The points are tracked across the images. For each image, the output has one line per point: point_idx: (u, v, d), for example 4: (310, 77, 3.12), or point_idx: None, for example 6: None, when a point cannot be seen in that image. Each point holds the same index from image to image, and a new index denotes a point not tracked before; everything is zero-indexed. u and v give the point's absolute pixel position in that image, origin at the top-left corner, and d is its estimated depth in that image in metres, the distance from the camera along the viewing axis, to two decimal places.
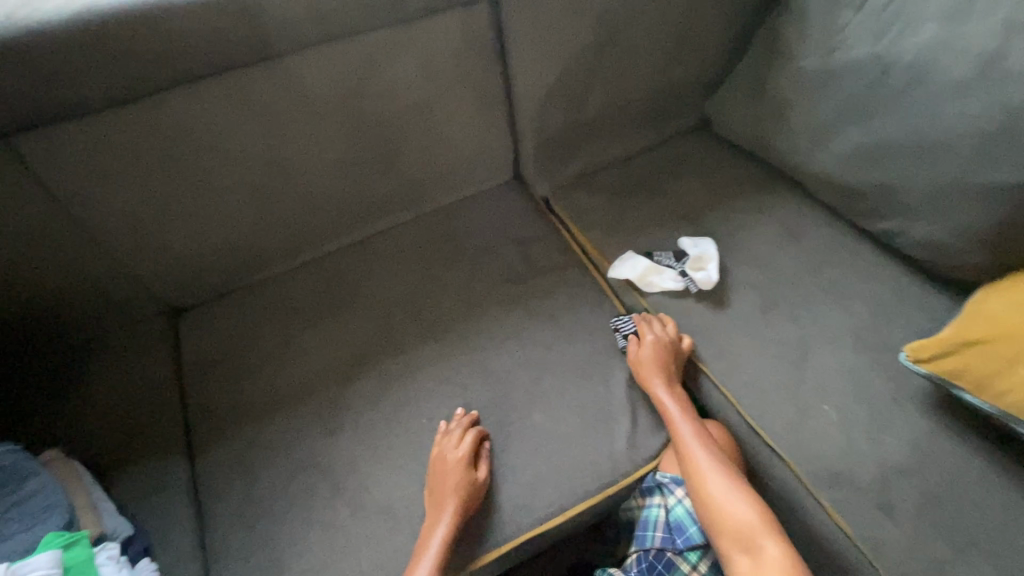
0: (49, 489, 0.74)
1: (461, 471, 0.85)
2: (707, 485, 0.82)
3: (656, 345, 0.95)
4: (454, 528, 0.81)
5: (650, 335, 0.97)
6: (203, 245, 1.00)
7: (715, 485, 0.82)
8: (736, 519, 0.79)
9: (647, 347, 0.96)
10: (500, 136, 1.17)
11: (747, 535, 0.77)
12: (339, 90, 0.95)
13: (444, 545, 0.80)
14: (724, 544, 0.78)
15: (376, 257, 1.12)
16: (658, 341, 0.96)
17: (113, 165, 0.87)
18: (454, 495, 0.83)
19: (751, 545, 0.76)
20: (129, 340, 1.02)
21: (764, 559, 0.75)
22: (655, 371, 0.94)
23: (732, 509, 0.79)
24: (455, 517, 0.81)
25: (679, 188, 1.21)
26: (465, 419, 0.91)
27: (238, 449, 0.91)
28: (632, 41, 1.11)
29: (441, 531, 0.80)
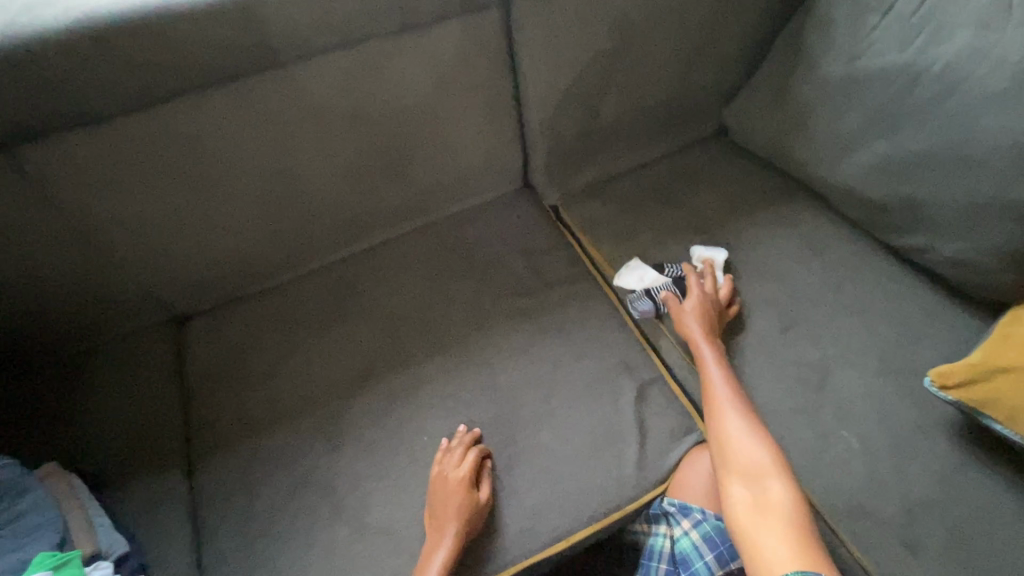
0: (44, 505, 0.74)
1: (462, 489, 0.82)
2: (726, 426, 0.81)
3: (702, 298, 0.96)
4: (456, 551, 0.78)
5: (698, 287, 0.97)
6: (207, 254, 0.99)
7: (735, 426, 0.80)
8: (747, 457, 0.76)
9: (691, 297, 0.97)
10: (510, 145, 1.15)
11: (757, 472, 0.74)
12: (346, 97, 0.94)
13: (445, 569, 0.77)
14: (728, 478, 0.76)
15: (382, 267, 1.10)
16: (705, 296, 0.96)
17: (115, 174, 0.86)
18: (455, 517, 0.80)
19: (758, 482, 0.73)
20: (132, 349, 1.01)
21: (769, 496, 0.71)
22: (695, 319, 0.94)
23: (747, 450, 0.77)
24: (457, 540, 0.79)
25: (695, 200, 1.17)
26: (466, 437, 0.89)
27: (238, 464, 0.89)
28: (647, 47, 1.08)
29: (441, 554, 0.78)
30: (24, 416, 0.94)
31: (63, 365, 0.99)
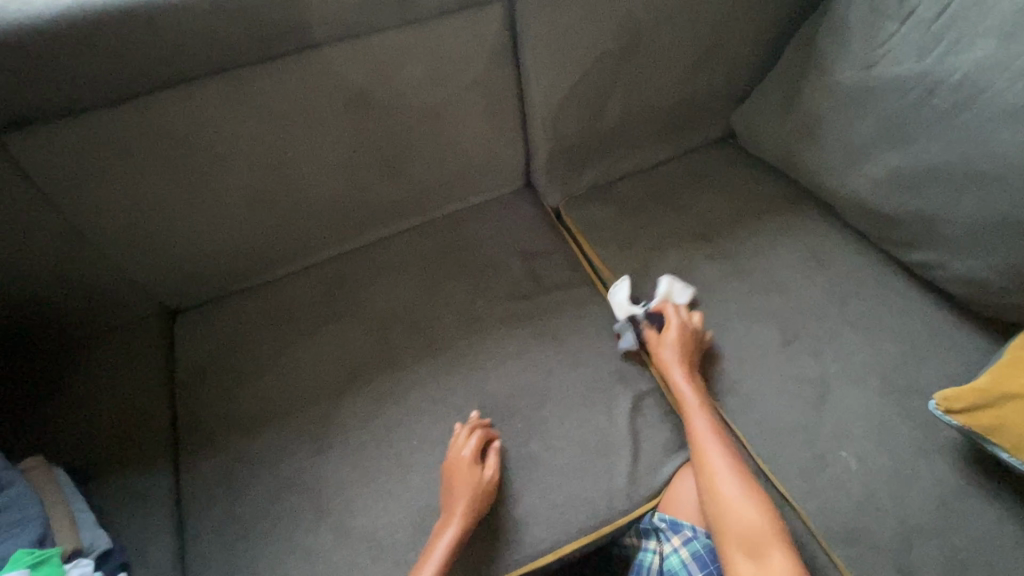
0: (25, 500, 0.72)
1: (466, 468, 0.83)
2: (719, 485, 0.78)
3: (682, 332, 0.92)
4: (463, 530, 0.78)
5: (678, 320, 0.93)
6: (200, 247, 0.98)
7: (727, 486, 0.77)
8: (744, 521, 0.74)
9: (672, 332, 0.92)
10: (512, 144, 1.12)
11: (757, 539, 0.73)
12: (344, 92, 0.92)
13: (450, 550, 0.77)
14: (728, 547, 0.74)
15: (377, 265, 1.09)
16: (684, 329, 0.93)
17: (106, 165, 0.84)
18: (462, 495, 0.80)
19: (758, 553, 0.72)
20: (124, 341, 1.01)
21: (771, 570, 0.70)
22: (677, 358, 0.90)
23: (743, 513, 0.75)
24: (465, 518, 0.79)
25: (699, 206, 1.14)
26: (474, 420, 0.89)
27: (225, 462, 0.88)
28: (654, 48, 1.05)
29: (448, 535, 0.78)
30: (15, 407, 0.94)
31: (54, 355, 0.99)
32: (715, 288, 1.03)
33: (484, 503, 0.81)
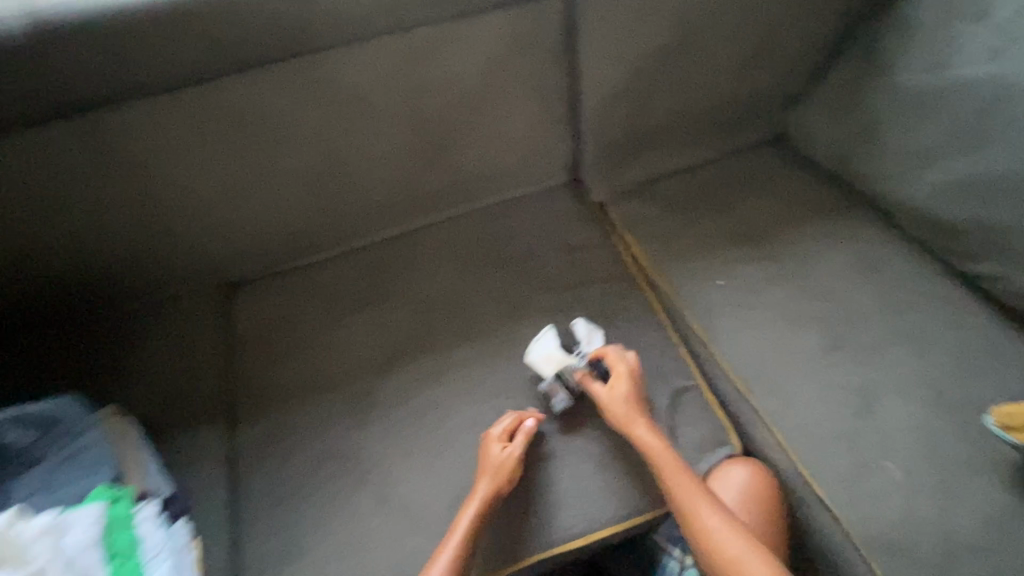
0: (101, 444, 0.77)
1: (489, 448, 0.86)
2: (722, 544, 0.77)
3: (631, 380, 0.89)
4: (485, 505, 0.81)
5: (624, 366, 0.90)
6: (260, 224, 1.04)
7: (731, 543, 0.76)
8: None
9: (621, 382, 0.89)
10: (560, 137, 1.13)
11: None
12: (403, 80, 0.95)
13: (470, 522, 0.79)
14: None
15: (422, 250, 1.11)
16: (631, 376, 0.90)
17: (183, 141, 0.91)
18: (483, 471, 0.84)
19: None
20: (182, 310, 1.06)
21: None
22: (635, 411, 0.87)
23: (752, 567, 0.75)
24: (487, 494, 0.82)
25: (747, 207, 1.12)
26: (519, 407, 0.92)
27: (274, 427, 0.93)
28: (709, 45, 1.05)
29: (469, 510, 0.81)
30: (82, 366, 0.99)
31: (120, 317, 1.05)
32: (760, 290, 1.01)
33: (506, 482, 0.83)
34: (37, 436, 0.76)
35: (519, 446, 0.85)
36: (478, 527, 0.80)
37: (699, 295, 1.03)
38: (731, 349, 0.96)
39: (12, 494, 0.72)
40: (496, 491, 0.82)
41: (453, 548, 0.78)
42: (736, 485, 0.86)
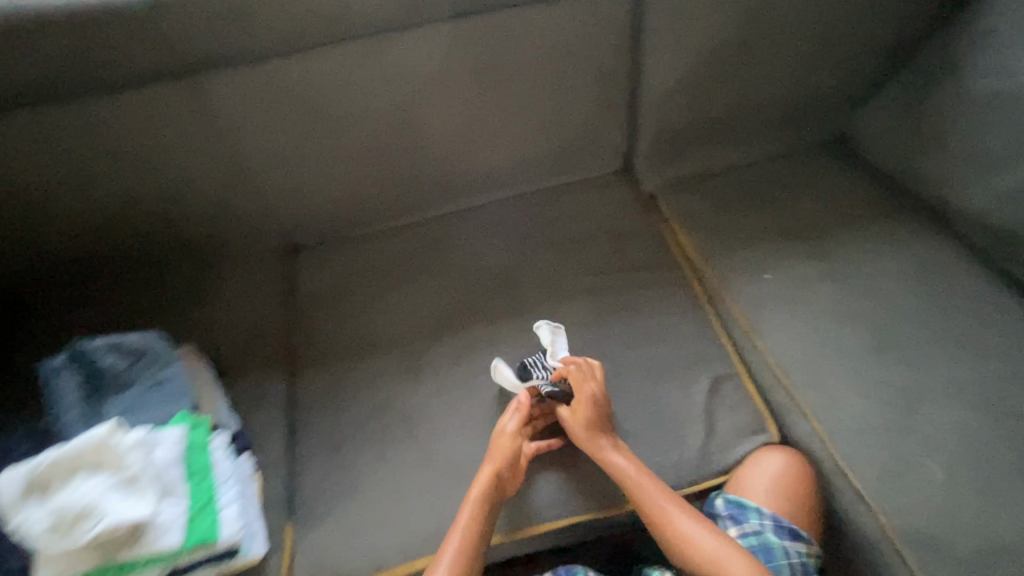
0: (182, 377, 0.84)
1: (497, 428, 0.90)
2: (700, 546, 0.78)
3: (591, 404, 0.88)
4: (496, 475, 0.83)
5: (586, 392, 0.88)
6: (328, 191, 1.09)
7: (709, 545, 0.78)
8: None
9: (581, 408, 0.88)
10: (617, 126, 1.16)
11: None
12: (474, 61, 1.00)
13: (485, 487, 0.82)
14: None
15: (475, 227, 1.16)
16: (593, 400, 0.88)
17: (269, 107, 0.98)
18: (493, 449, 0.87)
19: None
20: (247, 265, 1.12)
21: None
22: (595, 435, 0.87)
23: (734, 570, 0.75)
24: (489, 473, 0.84)
25: (799, 205, 1.13)
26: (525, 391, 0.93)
27: (330, 380, 0.99)
28: (772, 41, 1.06)
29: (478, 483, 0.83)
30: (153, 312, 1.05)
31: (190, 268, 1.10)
32: (808, 287, 1.02)
33: (505, 458, 0.85)
34: (127, 363, 0.83)
35: (513, 422, 0.88)
36: (485, 503, 0.82)
37: (745, 287, 1.04)
38: (774, 341, 0.97)
39: (106, 411, 0.80)
40: (498, 467, 0.84)
41: (463, 525, 0.80)
42: (771, 470, 0.87)
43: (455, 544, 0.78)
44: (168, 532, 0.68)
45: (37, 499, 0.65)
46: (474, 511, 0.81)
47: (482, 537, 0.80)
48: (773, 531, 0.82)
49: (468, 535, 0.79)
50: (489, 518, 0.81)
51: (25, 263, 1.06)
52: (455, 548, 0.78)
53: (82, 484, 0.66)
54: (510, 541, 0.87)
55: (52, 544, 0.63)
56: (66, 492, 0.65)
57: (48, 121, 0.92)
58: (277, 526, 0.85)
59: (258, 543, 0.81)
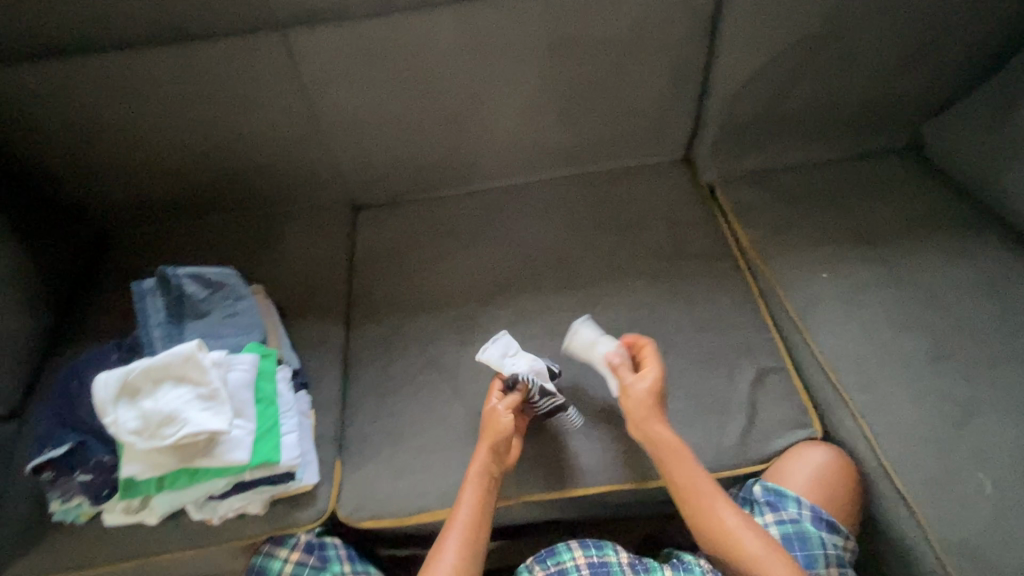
0: (253, 312, 0.91)
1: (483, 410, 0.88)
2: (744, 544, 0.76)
3: (659, 384, 0.85)
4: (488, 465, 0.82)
5: (657, 371, 0.86)
6: (395, 154, 1.12)
7: (753, 544, 0.76)
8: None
9: (649, 381, 0.85)
10: (684, 114, 1.16)
11: None
12: (552, 36, 1.00)
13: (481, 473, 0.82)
14: None
15: (532, 202, 1.18)
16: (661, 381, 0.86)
17: (347, 67, 0.98)
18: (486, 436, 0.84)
19: None
20: (313, 219, 1.17)
21: None
22: (654, 410, 0.84)
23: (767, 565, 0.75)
24: (483, 454, 0.83)
25: (865, 208, 1.11)
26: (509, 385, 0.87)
27: (383, 333, 1.03)
28: (859, 38, 1.03)
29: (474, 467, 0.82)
30: (229, 252, 1.13)
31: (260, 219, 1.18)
32: (867, 290, 1.00)
33: (497, 437, 0.83)
34: (205, 293, 0.88)
35: (504, 402, 0.86)
36: (483, 482, 0.81)
37: (802, 284, 1.02)
38: (827, 340, 0.96)
39: (185, 333, 0.86)
40: (492, 447, 0.83)
41: (467, 503, 0.80)
42: (815, 462, 0.87)
43: (464, 520, 0.79)
44: (237, 450, 0.74)
45: (128, 402, 0.73)
46: (474, 490, 0.81)
47: (485, 514, 0.80)
48: (811, 521, 0.84)
49: (473, 513, 0.79)
50: (489, 495, 0.81)
51: (112, 197, 1.13)
52: (463, 523, 0.78)
53: (166, 395, 0.73)
54: (545, 503, 0.89)
55: (139, 443, 0.71)
56: (153, 400, 0.73)
57: (141, 62, 0.95)
58: (327, 462, 0.89)
59: (310, 473, 0.85)
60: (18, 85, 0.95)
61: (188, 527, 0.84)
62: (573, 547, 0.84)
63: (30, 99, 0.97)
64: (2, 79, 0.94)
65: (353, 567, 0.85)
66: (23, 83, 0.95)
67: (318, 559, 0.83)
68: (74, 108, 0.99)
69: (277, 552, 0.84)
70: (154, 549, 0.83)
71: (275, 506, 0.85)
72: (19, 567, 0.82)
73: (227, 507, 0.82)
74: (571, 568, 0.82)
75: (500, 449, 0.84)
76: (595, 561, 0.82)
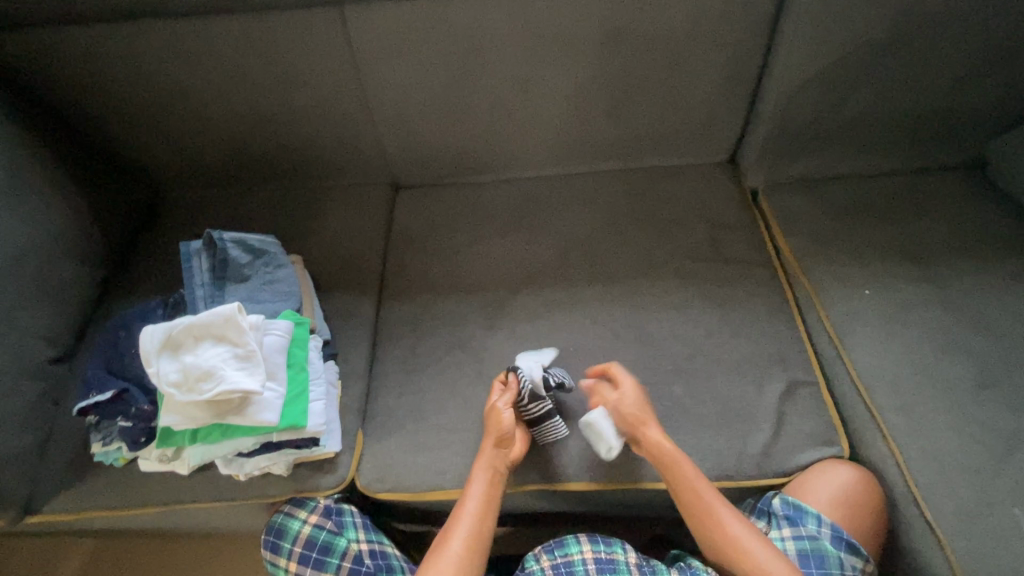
0: (291, 280, 0.94)
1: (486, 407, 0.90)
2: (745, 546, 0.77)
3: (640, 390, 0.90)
4: (495, 460, 0.84)
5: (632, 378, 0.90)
6: (438, 137, 1.13)
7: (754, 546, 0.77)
8: None
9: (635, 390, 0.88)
10: (733, 115, 1.13)
11: None
12: (606, 27, 0.98)
13: (493, 465, 0.84)
14: None
15: (570, 194, 1.18)
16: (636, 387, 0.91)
17: (399, 47, 1.00)
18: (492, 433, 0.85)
19: None
20: (353, 195, 1.20)
21: None
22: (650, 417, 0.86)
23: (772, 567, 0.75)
24: (490, 448, 0.85)
25: (918, 225, 1.06)
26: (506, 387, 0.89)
27: (413, 311, 1.05)
28: (930, 46, 0.98)
29: (488, 458, 0.84)
30: (272, 222, 1.17)
31: (302, 192, 1.21)
32: (913, 309, 0.96)
33: (502, 433, 0.84)
34: (248, 259, 0.92)
35: (504, 397, 0.87)
36: (491, 475, 0.83)
37: (843, 298, 0.99)
38: (864, 358, 0.93)
39: (226, 295, 0.89)
40: (496, 439, 0.84)
41: (474, 498, 0.81)
42: (839, 480, 0.85)
43: (471, 512, 0.80)
44: (268, 411, 0.77)
45: (170, 355, 0.76)
46: (483, 481, 0.82)
47: (492, 506, 0.82)
48: (830, 541, 0.81)
49: (480, 506, 0.81)
50: (497, 488, 0.83)
51: (166, 160, 1.17)
52: (470, 516, 0.80)
53: (206, 351, 0.76)
54: (560, 493, 0.90)
55: (178, 395, 0.74)
56: (194, 355, 0.76)
57: (203, 32, 0.97)
58: (351, 431, 0.92)
59: (334, 441, 0.88)
60: (88, 48, 0.99)
61: (217, 480, 0.88)
62: (581, 541, 0.84)
63: (98, 62, 1.01)
64: (73, 41, 0.98)
65: (367, 535, 0.86)
66: (91, 47, 0.99)
67: (334, 524, 0.86)
68: (137, 73, 1.02)
69: (296, 514, 0.86)
70: (184, 498, 0.87)
71: (299, 469, 0.88)
72: (62, 502, 0.88)
73: (253, 465, 0.85)
74: (578, 562, 0.82)
75: (504, 443, 0.85)
76: (602, 557, 0.82)
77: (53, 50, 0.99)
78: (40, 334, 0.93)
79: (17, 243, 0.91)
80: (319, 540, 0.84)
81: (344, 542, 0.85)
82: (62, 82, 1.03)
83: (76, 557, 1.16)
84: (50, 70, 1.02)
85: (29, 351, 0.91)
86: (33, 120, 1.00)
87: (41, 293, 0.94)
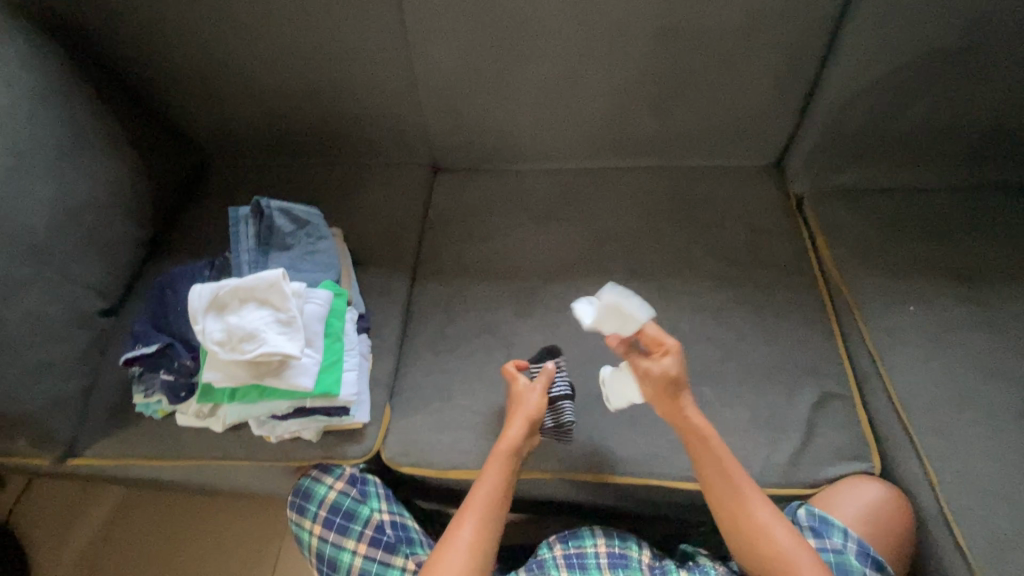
0: (331, 253, 0.96)
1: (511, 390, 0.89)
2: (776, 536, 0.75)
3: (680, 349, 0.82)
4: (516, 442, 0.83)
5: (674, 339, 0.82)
6: (482, 122, 1.13)
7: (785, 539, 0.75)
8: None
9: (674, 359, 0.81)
10: (783, 120, 1.10)
11: None
12: (659, 23, 0.97)
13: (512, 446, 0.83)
14: None
15: (609, 188, 1.17)
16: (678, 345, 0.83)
17: (452, 31, 1.00)
18: (522, 417, 0.84)
19: None
20: (394, 174, 1.21)
21: None
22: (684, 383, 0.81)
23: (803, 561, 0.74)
24: (514, 431, 0.83)
25: (972, 244, 1.02)
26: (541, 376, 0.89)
27: (446, 293, 1.06)
28: (1000, 60, 0.94)
29: (507, 440, 0.83)
30: (314, 196, 1.19)
31: (344, 169, 1.23)
32: (959, 329, 0.93)
33: (532, 417, 0.84)
34: (292, 228, 0.94)
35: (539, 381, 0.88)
36: (508, 459, 0.82)
37: (885, 313, 0.96)
38: (902, 375, 0.90)
39: (270, 262, 0.92)
40: (525, 425, 0.84)
41: (488, 480, 0.81)
42: (868, 496, 0.83)
43: (484, 495, 0.80)
44: (304, 376, 0.79)
45: (216, 315, 0.79)
46: (499, 465, 0.82)
47: (507, 489, 0.82)
48: (854, 555, 0.80)
49: (494, 488, 0.80)
50: (512, 471, 0.82)
51: (216, 128, 1.20)
52: (483, 498, 0.80)
53: (250, 314, 0.79)
54: (580, 484, 0.90)
55: (222, 353, 0.77)
56: (237, 317, 0.79)
57: (262, 5, 0.99)
58: (379, 404, 0.94)
59: (363, 412, 0.90)
60: (151, 14, 1.02)
61: (249, 440, 0.91)
62: (597, 535, 0.84)
63: (161, 29, 1.04)
64: (138, 7, 1.01)
65: (389, 507, 0.88)
66: (155, 13, 1.02)
67: (359, 492, 0.88)
68: (196, 40, 1.05)
69: (323, 479, 0.89)
70: (216, 455, 0.90)
71: (328, 437, 0.90)
72: (100, 448, 0.92)
73: (285, 428, 0.87)
74: (590, 555, 0.82)
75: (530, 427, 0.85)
76: (615, 552, 0.82)
77: (118, 14, 1.02)
78: (92, 287, 0.97)
79: (76, 198, 0.95)
80: (344, 506, 0.87)
81: (368, 511, 0.87)
82: (124, 47, 1.07)
83: (105, 505, 1.21)
84: (112, 30, 1.04)
85: (81, 302, 0.95)
86: (95, 81, 1.04)
87: (95, 248, 0.98)
